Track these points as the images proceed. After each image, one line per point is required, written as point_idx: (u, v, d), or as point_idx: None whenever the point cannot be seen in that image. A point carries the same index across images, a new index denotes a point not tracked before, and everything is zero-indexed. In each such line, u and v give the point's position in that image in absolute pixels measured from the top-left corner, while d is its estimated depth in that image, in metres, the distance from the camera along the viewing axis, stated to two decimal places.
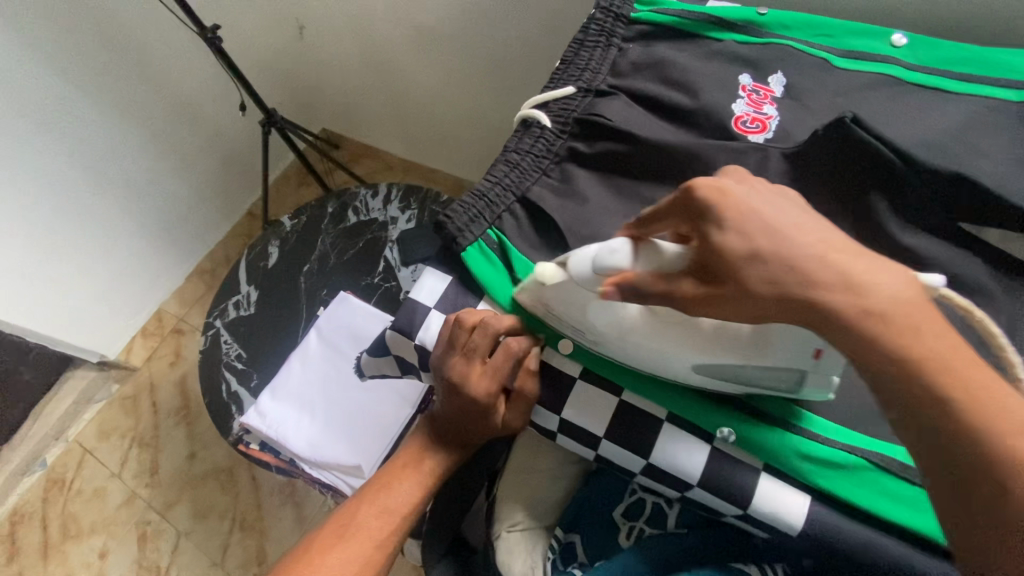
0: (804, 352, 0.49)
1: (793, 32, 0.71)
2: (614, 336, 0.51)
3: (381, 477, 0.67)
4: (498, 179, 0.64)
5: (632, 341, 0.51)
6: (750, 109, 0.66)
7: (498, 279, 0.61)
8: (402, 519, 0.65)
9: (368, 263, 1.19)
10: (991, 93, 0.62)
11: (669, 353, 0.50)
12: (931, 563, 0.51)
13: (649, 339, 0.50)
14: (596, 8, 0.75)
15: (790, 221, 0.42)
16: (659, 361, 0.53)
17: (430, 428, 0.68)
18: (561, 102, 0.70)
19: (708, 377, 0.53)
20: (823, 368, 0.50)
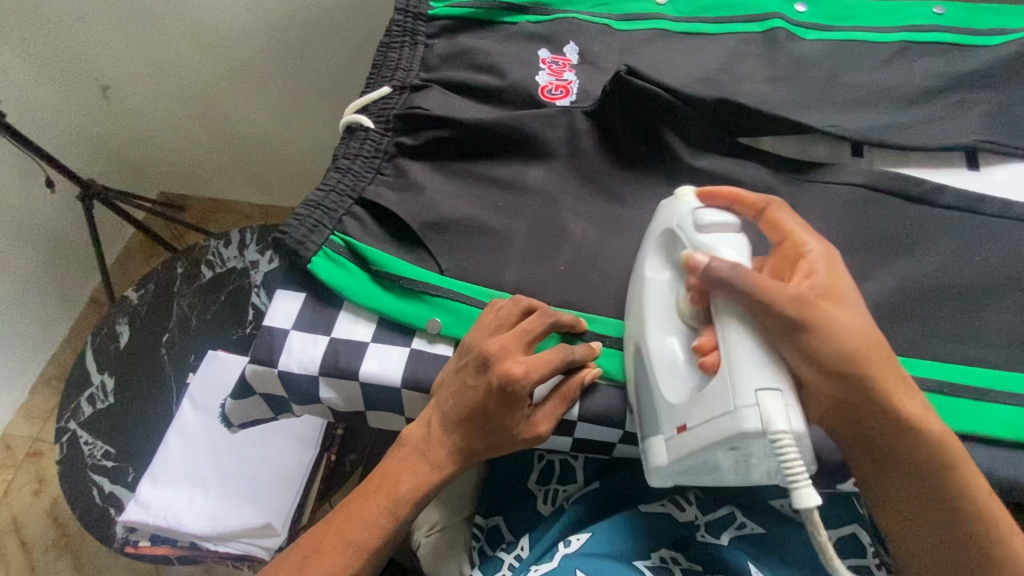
0: (687, 415, 0.47)
1: (575, 5, 0.78)
2: (658, 277, 0.55)
3: (346, 506, 0.56)
4: (332, 186, 0.63)
5: (664, 288, 0.54)
6: (552, 79, 0.71)
7: (353, 279, 0.59)
8: (364, 557, 0.54)
9: (237, 316, 1.11)
10: (740, 30, 0.73)
11: (656, 319, 0.53)
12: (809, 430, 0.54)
13: (655, 302, 0.53)
14: (395, 12, 0.78)
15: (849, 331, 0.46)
16: (634, 318, 0.55)
17: (430, 430, 0.55)
18: (379, 103, 0.71)
19: (636, 362, 0.54)
20: (679, 444, 0.47)
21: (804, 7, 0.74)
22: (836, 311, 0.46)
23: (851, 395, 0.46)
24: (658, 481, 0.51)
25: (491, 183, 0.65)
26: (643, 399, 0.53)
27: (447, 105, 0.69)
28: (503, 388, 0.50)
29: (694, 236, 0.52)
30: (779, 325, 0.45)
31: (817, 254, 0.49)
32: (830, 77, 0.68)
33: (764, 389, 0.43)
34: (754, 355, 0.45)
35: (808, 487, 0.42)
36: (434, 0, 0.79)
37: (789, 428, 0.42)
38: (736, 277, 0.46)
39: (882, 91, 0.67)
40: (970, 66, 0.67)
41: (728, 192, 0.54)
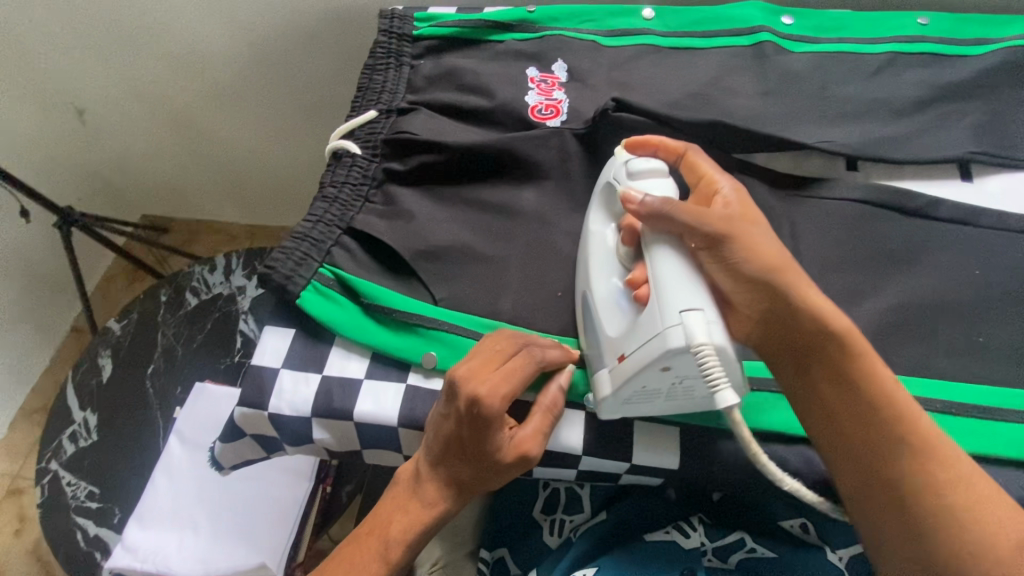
0: (625, 344, 0.48)
1: (562, 22, 0.77)
2: (598, 227, 0.57)
3: (342, 550, 0.54)
4: (319, 217, 0.61)
5: (601, 237, 0.56)
6: (542, 98, 0.70)
7: (344, 314, 0.57)
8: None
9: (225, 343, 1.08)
10: (729, 43, 0.72)
11: (598, 265, 0.54)
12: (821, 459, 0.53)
13: (596, 251, 0.55)
14: (379, 33, 0.76)
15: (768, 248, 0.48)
16: (580, 268, 0.56)
17: (420, 469, 0.53)
18: (366, 127, 0.69)
19: (582, 310, 0.55)
20: (618, 376, 0.48)
21: (791, 19, 0.74)
22: (748, 229, 0.48)
23: (774, 306, 0.48)
24: (608, 413, 0.51)
25: (483, 208, 0.64)
26: (588, 341, 0.54)
27: (435, 129, 0.67)
28: (474, 414, 0.48)
29: (628, 181, 0.53)
30: (697, 241, 0.48)
31: (727, 190, 0.51)
32: (821, 90, 0.68)
33: (687, 310, 0.45)
34: (676, 277, 0.47)
35: (727, 386, 0.45)
36: (418, 20, 0.77)
37: (710, 340, 0.44)
38: (663, 206, 0.48)
39: (873, 103, 0.66)
40: (957, 77, 0.67)
41: (652, 141, 0.56)
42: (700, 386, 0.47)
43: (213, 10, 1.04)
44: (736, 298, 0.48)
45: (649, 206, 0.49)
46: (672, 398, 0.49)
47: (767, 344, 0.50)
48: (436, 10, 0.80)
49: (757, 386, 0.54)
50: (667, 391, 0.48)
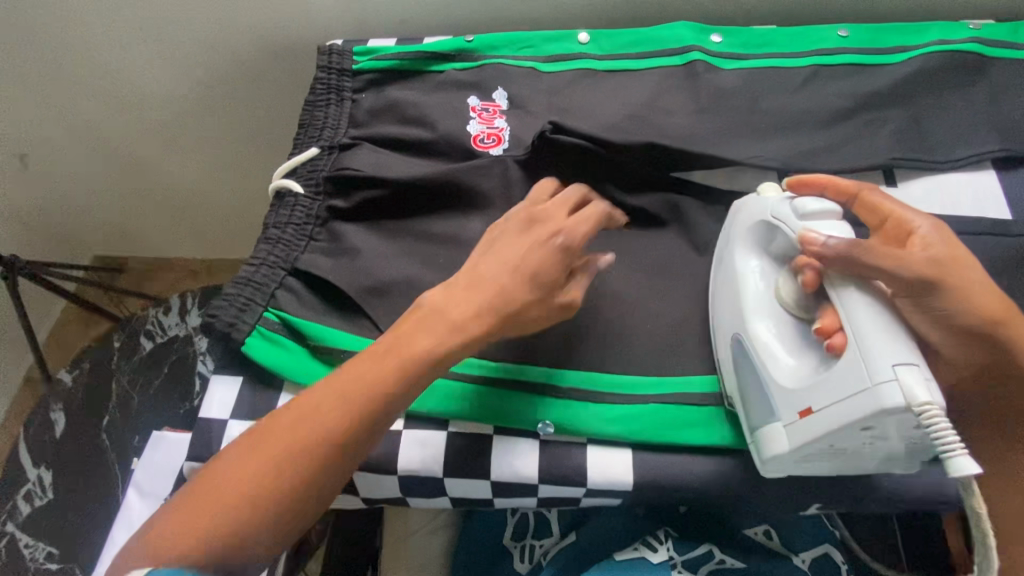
0: (813, 397, 0.47)
1: (500, 50, 0.78)
2: (750, 266, 0.55)
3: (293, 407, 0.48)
4: (262, 259, 0.61)
5: (755, 277, 0.55)
6: (484, 127, 0.71)
7: (293, 358, 0.57)
8: (228, 544, 0.45)
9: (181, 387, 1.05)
10: (662, 64, 0.75)
11: (753, 306, 0.53)
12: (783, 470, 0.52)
13: (762, 295, 0.54)
14: (318, 69, 0.76)
15: (973, 301, 0.47)
16: (727, 309, 0.55)
17: (450, 291, 0.51)
18: (308, 164, 0.69)
19: (730, 355, 0.54)
20: (800, 433, 0.47)
21: (719, 37, 0.76)
22: (964, 273, 0.47)
23: (972, 353, 0.49)
24: (774, 467, 0.50)
25: (430, 239, 0.64)
26: (744, 386, 0.52)
27: (378, 163, 0.67)
28: (556, 237, 0.51)
29: (799, 222, 0.51)
30: (901, 291, 0.46)
31: (927, 228, 0.49)
32: (751, 105, 0.70)
33: (901, 365, 0.43)
34: (879, 329, 0.44)
35: (962, 451, 0.41)
36: (357, 54, 0.77)
37: (932, 398, 0.42)
38: (858, 258, 0.46)
39: (801, 115, 0.69)
40: (878, 85, 0.70)
41: (823, 179, 0.55)
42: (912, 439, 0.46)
43: (160, 47, 1.02)
44: (945, 347, 0.48)
45: (842, 250, 0.46)
46: (852, 453, 0.49)
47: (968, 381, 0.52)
48: (375, 44, 0.80)
49: (700, 401, 0.54)
50: (853, 447, 0.48)
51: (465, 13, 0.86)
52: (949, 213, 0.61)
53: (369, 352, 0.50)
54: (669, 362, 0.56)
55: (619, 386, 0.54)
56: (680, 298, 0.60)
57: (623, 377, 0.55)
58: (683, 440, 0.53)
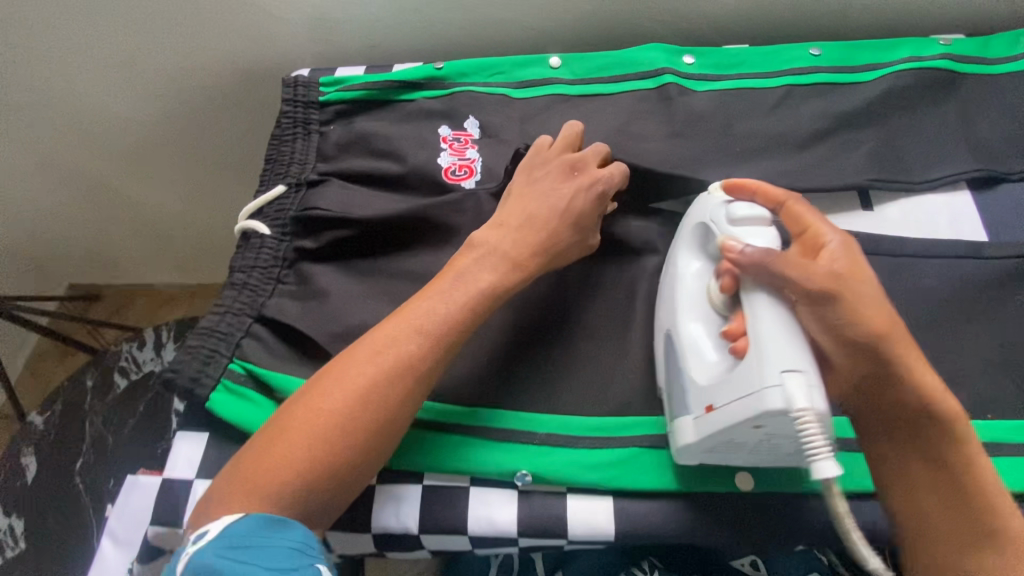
0: (715, 394, 0.46)
1: (471, 76, 0.76)
2: (689, 266, 0.55)
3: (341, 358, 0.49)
4: (227, 307, 0.59)
5: (690, 277, 0.54)
6: (455, 158, 0.69)
7: (259, 412, 0.54)
8: (312, 471, 0.46)
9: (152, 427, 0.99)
10: (635, 87, 0.74)
11: (685, 302, 0.53)
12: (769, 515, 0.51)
13: (687, 291, 0.54)
14: (283, 102, 0.74)
15: (861, 319, 0.45)
16: (665, 305, 0.55)
17: (502, 230, 0.55)
18: (275, 203, 0.67)
19: (663, 350, 0.54)
20: (704, 427, 0.47)
21: (692, 58, 0.75)
22: (858, 288, 0.46)
23: (879, 374, 0.46)
24: (687, 459, 0.50)
25: (402, 278, 0.62)
26: (671, 384, 0.52)
27: (346, 201, 0.65)
28: (592, 185, 0.58)
29: (727, 228, 0.51)
30: (799, 298, 0.45)
31: (836, 242, 0.48)
32: (725, 128, 0.70)
33: (788, 370, 0.42)
34: (775, 331, 0.43)
35: (829, 456, 0.41)
36: (324, 85, 0.75)
37: (812, 405, 0.41)
38: (766, 262, 0.45)
39: (776, 137, 0.68)
40: (852, 104, 0.69)
41: (754, 184, 0.53)
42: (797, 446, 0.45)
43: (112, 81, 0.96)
44: (838, 360, 0.46)
45: (753, 257, 0.47)
46: (757, 451, 0.48)
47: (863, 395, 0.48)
48: (343, 73, 0.78)
49: None
50: (755, 445, 0.47)
51: (434, 37, 0.85)
52: (927, 237, 0.60)
53: (431, 291, 0.52)
54: (648, 401, 0.55)
55: (599, 430, 0.53)
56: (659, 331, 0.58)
57: (603, 420, 0.54)
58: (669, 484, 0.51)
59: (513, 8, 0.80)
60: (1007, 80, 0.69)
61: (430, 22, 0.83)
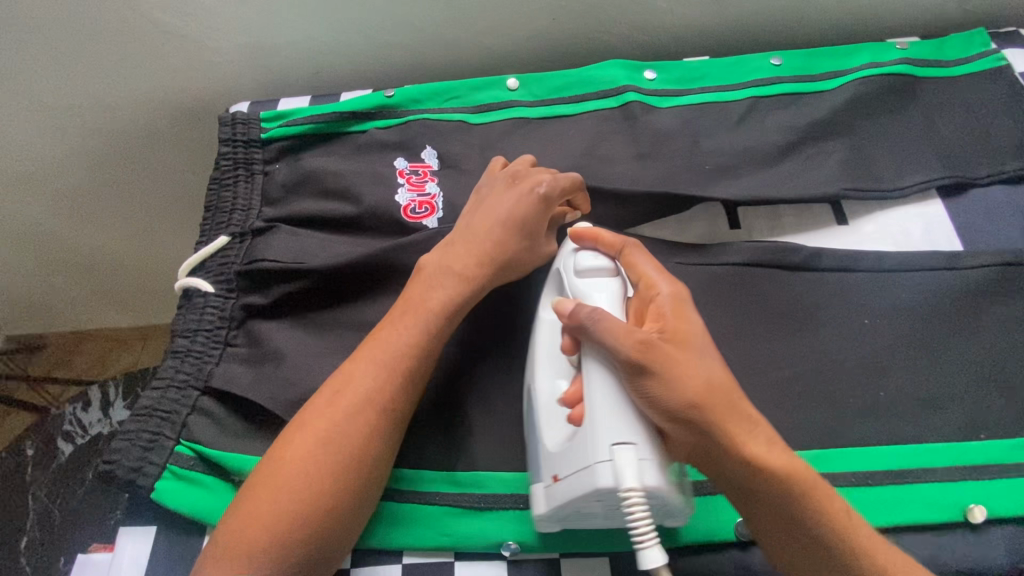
0: (558, 464, 0.44)
1: (424, 103, 0.72)
2: (545, 316, 0.52)
3: (304, 411, 0.47)
4: (169, 380, 0.53)
5: (548, 327, 0.52)
6: (414, 194, 0.65)
7: (214, 499, 0.49)
8: (299, 524, 0.43)
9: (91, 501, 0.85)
10: (597, 107, 0.71)
11: (544, 357, 0.50)
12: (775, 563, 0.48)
13: (546, 344, 0.51)
14: (220, 142, 0.68)
15: (678, 381, 0.40)
16: (527, 359, 0.52)
17: (444, 254, 0.53)
18: (218, 256, 0.61)
19: (525, 409, 0.51)
20: (552, 496, 0.44)
21: (654, 74, 0.72)
22: (677, 354, 0.41)
23: (704, 440, 0.41)
24: (544, 528, 0.47)
25: (364, 331, 0.57)
26: (530, 448, 0.49)
27: (297, 248, 0.60)
28: (533, 189, 0.54)
29: (574, 281, 0.49)
30: (621, 363, 0.41)
31: (663, 297, 0.44)
32: (694, 146, 0.67)
33: (619, 444, 0.40)
34: (608, 403, 0.42)
35: (654, 544, 0.39)
36: (266, 120, 0.70)
37: (640, 484, 0.39)
38: (592, 326, 0.43)
39: (746, 153, 0.66)
40: (819, 115, 0.67)
41: (592, 232, 0.51)
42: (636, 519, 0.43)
43: (4, 129, 0.82)
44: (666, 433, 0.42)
45: (576, 317, 0.44)
46: (613, 518, 0.45)
47: (704, 467, 0.42)
48: (285, 106, 0.73)
49: None
50: (606, 513, 0.44)
51: (383, 61, 0.80)
52: (903, 250, 0.60)
53: (386, 323, 0.50)
54: None
55: None
56: None
57: None
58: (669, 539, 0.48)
59: (463, 28, 0.76)
60: (963, 83, 0.69)
61: (378, 45, 0.78)
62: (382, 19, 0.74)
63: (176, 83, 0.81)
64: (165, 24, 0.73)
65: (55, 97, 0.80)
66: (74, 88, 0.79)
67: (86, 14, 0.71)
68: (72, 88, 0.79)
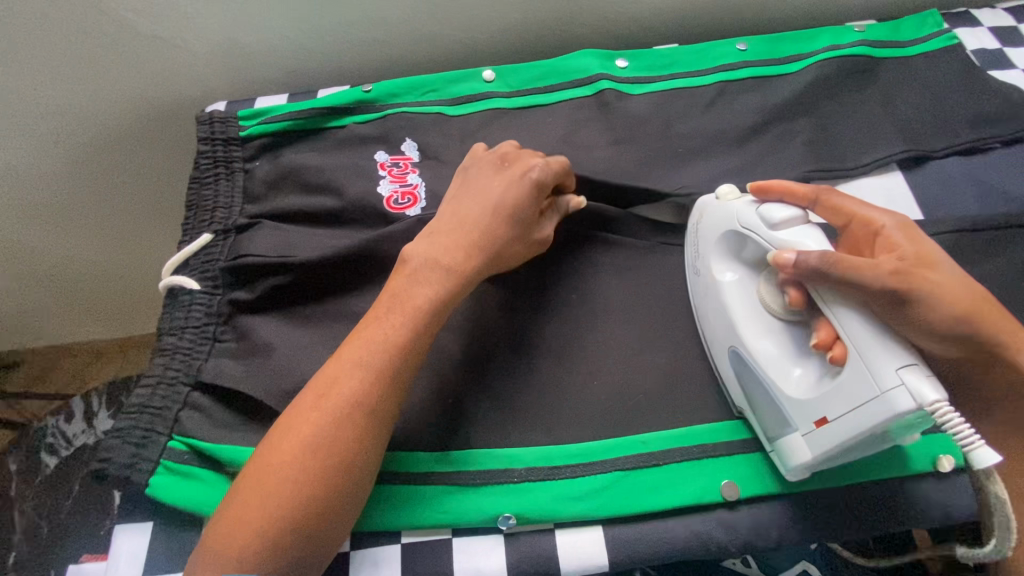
0: (825, 406, 0.45)
1: (402, 96, 0.72)
2: (726, 277, 0.54)
3: (289, 412, 0.46)
4: (159, 377, 0.53)
5: (734, 287, 0.53)
6: (396, 186, 0.66)
7: (209, 491, 0.49)
8: (276, 530, 0.42)
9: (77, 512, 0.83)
10: (572, 95, 0.72)
11: (742, 316, 0.52)
12: (764, 521, 0.49)
13: (738, 305, 0.52)
14: (198, 142, 0.68)
15: (952, 298, 0.43)
16: (716, 323, 0.53)
17: (428, 244, 0.52)
18: (202, 253, 0.61)
19: (733, 369, 0.52)
20: (822, 439, 0.45)
21: (625, 62, 0.74)
22: (932, 275, 0.44)
23: (972, 346, 0.45)
24: (799, 473, 0.48)
25: (354, 320, 0.57)
26: (757, 404, 0.50)
27: (281, 243, 0.60)
28: (525, 174, 0.55)
29: (769, 234, 0.49)
30: (884, 298, 0.43)
31: (892, 226, 0.46)
32: (667, 129, 0.69)
33: (903, 367, 0.41)
34: (868, 335, 0.43)
35: (983, 443, 0.40)
36: (244, 118, 0.70)
37: (940, 395, 0.40)
38: (826, 270, 0.44)
39: (717, 135, 0.69)
40: (784, 96, 0.70)
41: (777, 185, 0.52)
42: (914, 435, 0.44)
43: None
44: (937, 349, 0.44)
45: (813, 264, 0.44)
46: (870, 448, 0.46)
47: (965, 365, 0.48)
48: (263, 105, 0.73)
49: (664, 459, 0.50)
50: (874, 442, 0.45)
51: (359, 58, 0.81)
52: None
53: (370, 318, 0.49)
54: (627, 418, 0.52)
55: (573, 457, 0.50)
56: (631, 341, 0.56)
57: (577, 446, 0.51)
58: (659, 504, 0.49)
59: (438, 23, 0.77)
60: (919, 61, 0.73)
61: (353, 42, 0.78)
62: (357, 16, 0.75)
63: (150, 85, 0.80)
64: (137, 26, 0.73)
65: (22, 103, 0.78)
66: (41, 94, 0.78)
67: (57, 19, 0.71)
68: (40, 94, 0.77)
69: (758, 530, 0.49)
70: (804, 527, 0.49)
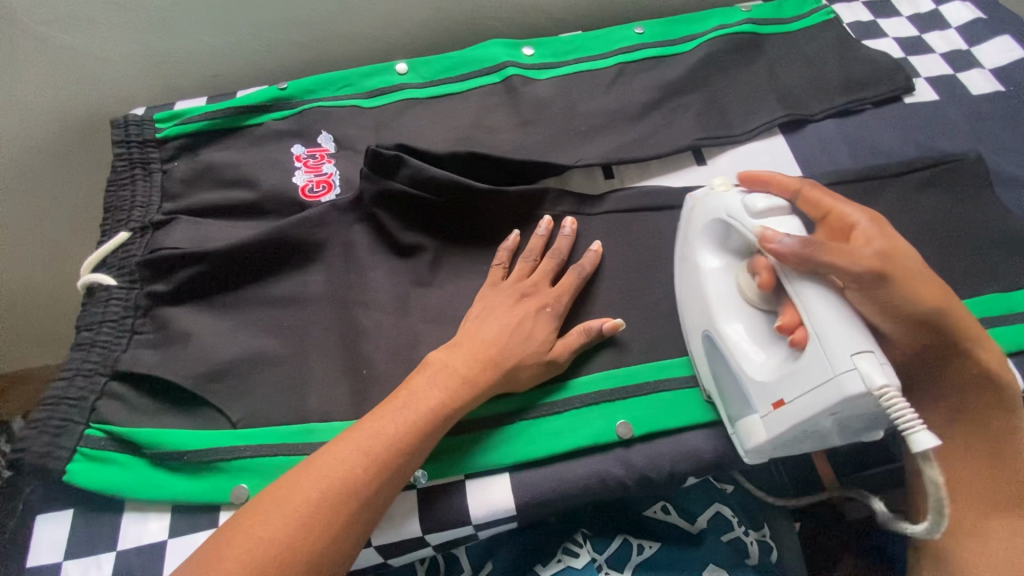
0: (784, 388, 0.47)
1: (318, 93, 0.75)
2: (711, 264, 0.56)
3: (285, 477, 0.45)
4: (75, 370, 0.54)
5: (716, 274, 0.56)
6: (312, 175, 0.68)
7: (131, 474, 0.52)
8: None
9: None
10: (482, 83, 0.76)
11: (721, 305, 0.54)
12: (658, 457, 0.53)
13: (716, 292, 0.54)
14: (114, 145, 0.69)
15: (916, 286, 0.48)
16: (694, 306, 0.56)
17: (453, 360, 0.51)
18: (120, 251, 0.63)
19: (705, 351, 0.54)
20: (775, 421, 0.47)
21: (532, 50, 0.78)
22: (901, 264, 0.47)
23: (930, 336, 0.49)
24: (755, 453, 0.50)
25: (271, 304, 0.60)
26: (723, 386, 0.53)
27: (198, 236, 0.62)
28: (541, 308, 0.56)
29: (754, 221, 0.51)
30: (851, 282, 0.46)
31: (866, 224, 0.49)
32: (571, 109, 0.74)
33: (858, 353, 0.43)
34: (830, 319, 0.44)
35: (923, 427, 0.41)
36: (160, 120, 0.71)
37: (889, 381, 0.42)
38: (806, 254, 0.46)
39: (618, 111, 0.73)
40: (680, 72, 0.75)
41: (769, 176, 0.55)
42: (865, 416, 0.45)
43: None
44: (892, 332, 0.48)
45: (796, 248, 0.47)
46: (828, 432, 0.48)
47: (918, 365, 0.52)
48: (180, 108, 0.74)
49: (564, 406, 0.54)
50: (827, 428, 0.47)
51: (279, 59, 0.83)
52: None
53: (381, 410, 0.49)
54: None
55: (487, 411, 0.54)
56: None
57: (492, 403, 0.54)
58: (561, 447, 0.52)
59: (351, 21, 0.80)
60: (801, 35, 0.79)
61: (270, 45, 0.81)
62: (269, 17, 0.77)
63: (69, 96, 0.81)
64: (49, 39, 0.74)
65: None
66: None
67: None
68: None
69: (652, 465, 0.53)
70: (696, 459, 0.54)
